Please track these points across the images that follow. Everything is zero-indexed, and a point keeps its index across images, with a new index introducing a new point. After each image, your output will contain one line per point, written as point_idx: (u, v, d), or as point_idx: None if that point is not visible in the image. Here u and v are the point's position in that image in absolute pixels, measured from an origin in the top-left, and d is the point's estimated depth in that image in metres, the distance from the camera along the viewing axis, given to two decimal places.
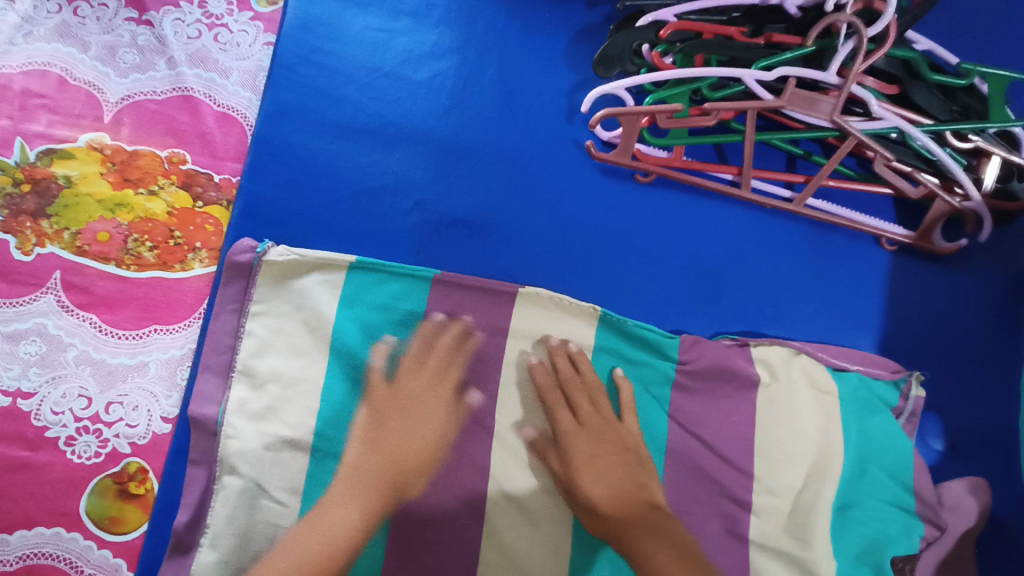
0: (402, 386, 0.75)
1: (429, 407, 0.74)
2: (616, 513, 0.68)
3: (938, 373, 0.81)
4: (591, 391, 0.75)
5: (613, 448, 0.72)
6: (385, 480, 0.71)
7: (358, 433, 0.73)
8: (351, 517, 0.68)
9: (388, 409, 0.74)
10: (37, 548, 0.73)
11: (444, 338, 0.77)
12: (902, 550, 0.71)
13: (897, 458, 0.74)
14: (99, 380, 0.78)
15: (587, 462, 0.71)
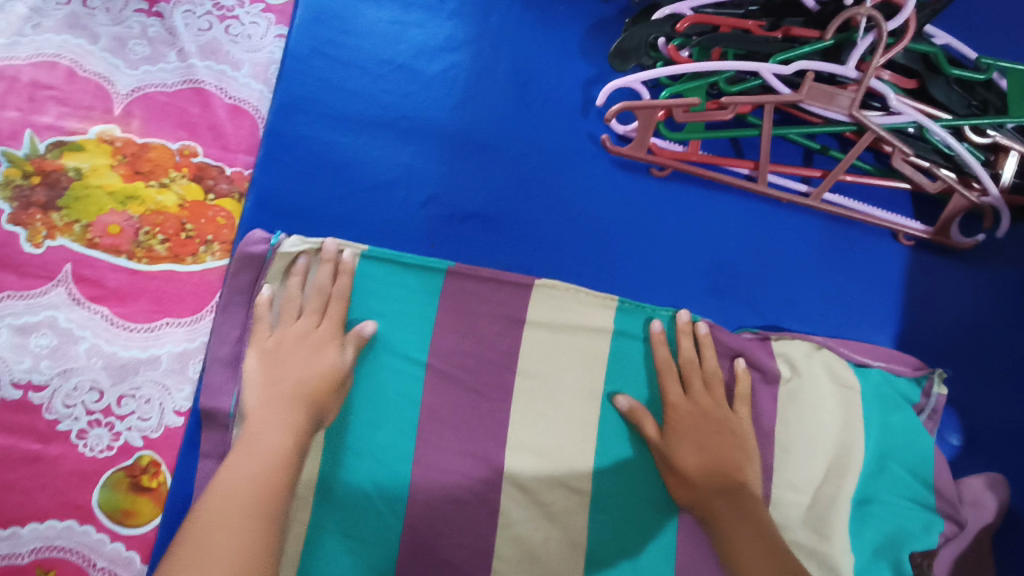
0: (288, 329, 0.73)
1: (326, 351, 0.72)
2: (705, 485, 0.69)
3: (958, 369, 0.80)
4: (709, 377, 0.75)
5: (717, 432, 0.72)
6: (301, 409, 0.69)
7: (261, 371, 0.71)
8: (284, 441, 0.66)
9: (282, 348, 0.72)
10: (48, 541, 0.72)
11: (334, 280, 0.75)
12: (921, 545, 0.72)
13: (917, 454, 0.74)
14: (110, 373, 0.77)
15: (689, 438, 0.72)
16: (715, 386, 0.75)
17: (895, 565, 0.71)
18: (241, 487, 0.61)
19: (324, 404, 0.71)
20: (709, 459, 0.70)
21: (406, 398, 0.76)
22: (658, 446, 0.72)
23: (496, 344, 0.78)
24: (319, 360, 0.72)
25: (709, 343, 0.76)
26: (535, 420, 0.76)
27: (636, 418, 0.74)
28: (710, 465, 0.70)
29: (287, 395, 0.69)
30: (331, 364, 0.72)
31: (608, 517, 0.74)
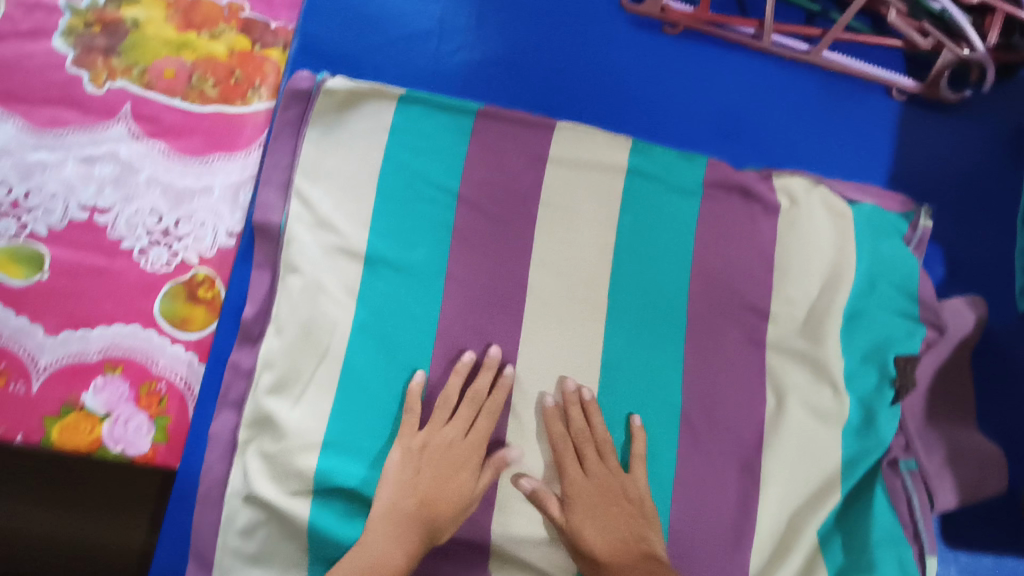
0: (432, 429, 0.76)
1: (463, 472, 0.74)
2: (612, 559, 0.71)
3: (944, 209, 0.88)
4: (600, 441, 0.77)
5: (610, 499, 0.74)
6: (418, 530, 0.72)
7: (398, 477, 0.74)
8: (392, 557, 0.70)
9: (416, 480, 0.74)
10: (116, 342, 0.80)
11: (479, 381, 0.77)
12: (905, 350, 0.80)
13: (904, 273, 0.82)
14: (169, 200, 0.84)
15: (590, 512, 0.74)
16: (609, 453, 0.77)
17: (881, 368, 0.80)
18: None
19: (441, 522, 0.73)
20: (613, 539, 0.72)
21: (438, 222, 0.83)
22: (562, 526, 0.74)
23: (521, 178, 0.84)
24: (462, 476, 0.74)
25: (595, 408, 0.78)
26: (557, 246, 0.83)
27: (540, 500, 0.75)
28: (615, 541, 0.72)
29: (411, 510, 0.73)
30: (461, 476, 0.74)
31: (624, 332, 0.81)
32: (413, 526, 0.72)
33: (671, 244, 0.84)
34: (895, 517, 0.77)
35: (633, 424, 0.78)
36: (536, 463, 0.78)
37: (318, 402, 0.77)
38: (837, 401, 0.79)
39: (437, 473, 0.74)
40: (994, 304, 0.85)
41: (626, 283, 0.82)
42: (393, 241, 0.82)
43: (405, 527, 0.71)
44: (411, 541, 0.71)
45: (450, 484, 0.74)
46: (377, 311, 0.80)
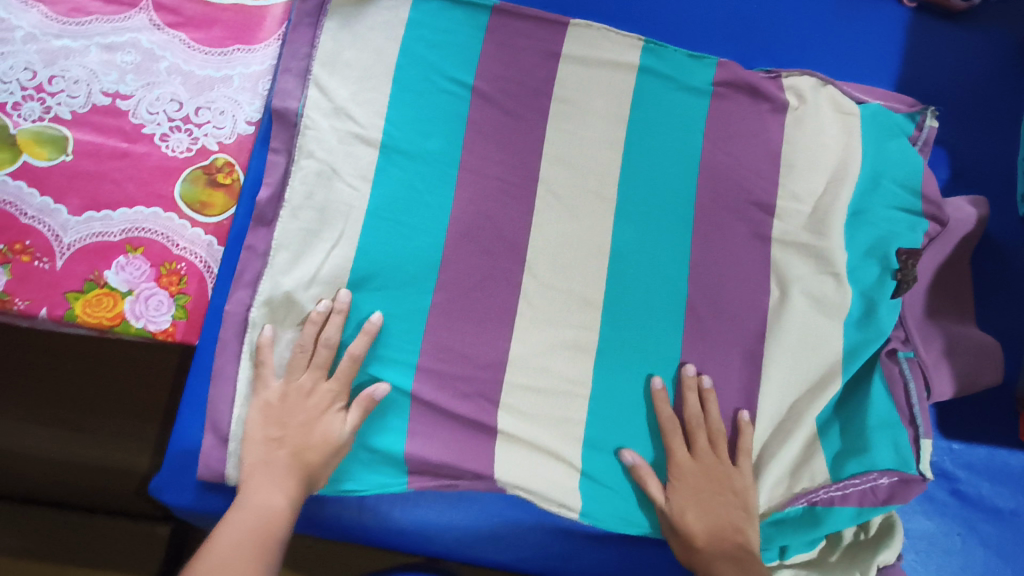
0: (284, 384, 0.74)
1: (325, 418, 0.73)
2: (708, 545, 0.71)
3: (951, 115, 0.89)
4: (713, 432, 0.77)
5: (716, 490, 0.74)
6: (294, 477, 0.70)
7: (266, 429, 0.72)
8: (275, 501, 0.67)
9: (279, 432, 0.72)
10: (137, 223, 0.82)
11: (330, 326, 0.75)
12: (907, 244, 0.81)
13: (908, 170, 0.83)
14: (189, 88, 0.86)
15: (694, 499, 0.74)
16: (719, 444, 0.77)
17: (883, 261, 0.81)
18: (241, 538, 0.63)
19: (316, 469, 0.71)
20: (713, 528, 0.72)
21: (451, 112, 0.84)
22: (664, 509, 0.74)
23: (533, 72, 0.86)
24: (325, 427, 0.73)
25: (712, 397, 0.78)
26: (567, 139, 0.84)
27: (642, 477, 0.76)
28: (714, 529, 0.72)
29: (280, 459, 0.71)
30: (326, 427, 0.73)
31: (632, 222, 0.83)
32: (296, 474, 0.70)
33: (681, 140, 0.85)
34: (890, 400, 0.78)
35: (740, 419, 0.78)
36: (640, 444, 0.79)
37: (332, 280, 0.78)
38: (838, 289, 0.81)
39: (304, 415, 0.72)
40: (996, 207, 0.87)
41: (636, 178, 0.84)
42: (410, 128, 0.83)
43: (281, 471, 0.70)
44: (292, 484, 0.69)
45: (316, 417, 0.73)
46: (389, 196, 0.81)
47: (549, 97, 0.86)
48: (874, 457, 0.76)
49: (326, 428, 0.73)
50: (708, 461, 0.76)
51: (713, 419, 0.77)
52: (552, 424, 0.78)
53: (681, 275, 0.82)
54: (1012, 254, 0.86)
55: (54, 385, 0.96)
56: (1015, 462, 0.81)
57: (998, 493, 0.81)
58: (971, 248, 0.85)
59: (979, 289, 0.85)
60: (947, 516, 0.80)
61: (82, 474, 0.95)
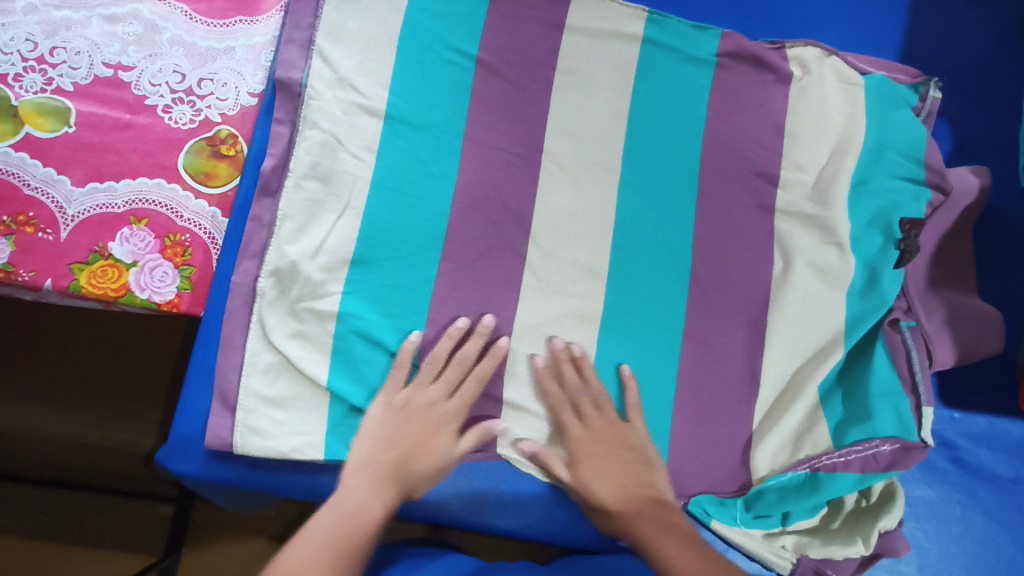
0: (422, 391, 0.75)
1: (438, 436, 0.74)
2: (624, 509, 0.71)
3: (954, 87, 0.89)
4: (597, 397, 0.77)
5: (609, 455, 0.74)
6: (392, 485, 0.70)
7: (380, 431, 0.73)
8: (372, 506, 0.68)
9: (394, 440, 0.73)
10: (141, 194, 0.81)
11: (467, 346, 0.77)
12: (910, 214, 0.82)
13: (911, 141, 0.84)
14: (192, 60, 0.86)
15: (594, 466, 0.74)
16: (606, 407, 0.77)
17: (886, 231, 0.82)
18: (327, 536, 0.64)
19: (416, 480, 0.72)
20: (623, 488, 0.72)
21: (456, 83, 0.84)
22: (570, 483, 0.74)
23: (536, 43, 0.86)
24: (435, 441, 0.74)
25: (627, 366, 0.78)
26: (571, 110, 0.84)
27: (543, 461, 0.75)
28: (625, 490, 0.72)
29: (388, 463, 0.72)
30: (435, 440, 0.74)
31: (637, 193, 0.83)
32: (391, 481, 0.71)
33: (685, 112, 0.85)
34: (893, 369, 0.80)
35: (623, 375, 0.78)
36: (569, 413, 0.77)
37: (337, 250, 0.78)
38: (842, 259, 0.81)
39: (411, 428, 0.73)
40: (998, 178, 0.88)
41: (640, 149, 0.84)
42: (415, 98, 0.83)
43: (381, 478, 0.70)
44: (389, 491, 0.70)
45: (429, 433, 0.74)
46: (395, 167, 0.81)
47: (552, 68, 0.85)
48: (877, 425, 0.77)
49: (441, 445, 0.74)
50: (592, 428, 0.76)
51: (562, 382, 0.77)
52: (558, 394, 0.78)
53: (685, 247, 0.82)
54: (1015, 225, 0.87)
55: (60, 366, 1.04)
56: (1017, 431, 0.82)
57: (998, 461, 0.81)
58: (974, 219, 0.86)
59: (982, 260, 0.86)
60: (948, 485, 0.81)
61: (84, 456, 1.01)
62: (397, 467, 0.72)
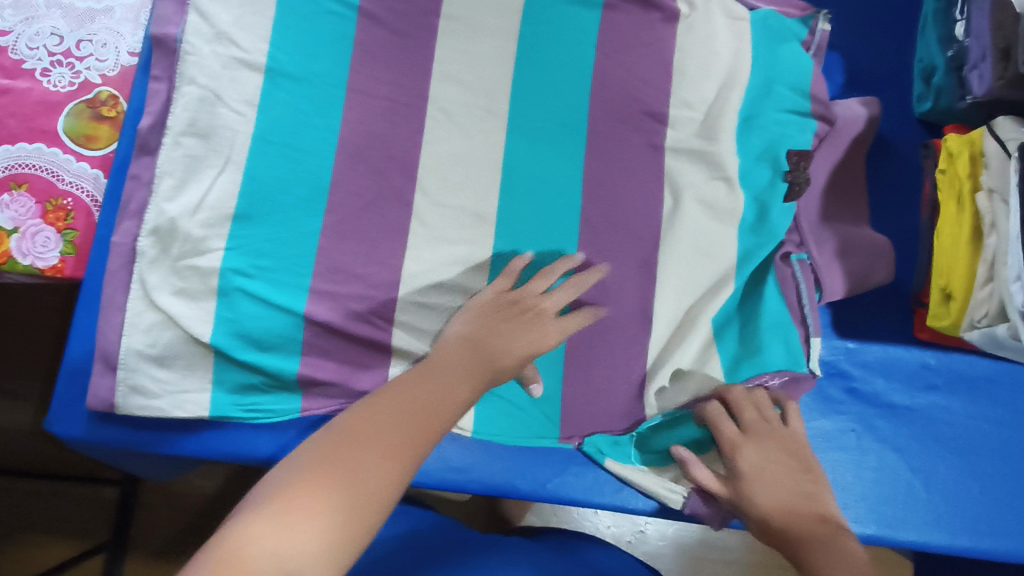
0: (526, 289, 0.74)
1: (535, 338, 0.71)
2: (786, 519, 0.66)
3: (845, 21, 0.89)
4: (760, 405, 0.76)
5: (775, 472, 0.71)
6: (484, 372, 0.66)
7: (466, 321, 0.71)
8: (460, 390, 0.63)
9: (482, 338, 0.68)
10: (20, 159, 0.79)
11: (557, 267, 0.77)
12: (797, 145, 0.82)
13: (800, 72, 0.84)
14: (69, 21, 0.83)
15: (757, 472, 0.71)
16: (764, 410, 0.76)
17: (774, 164, 0.82)
18: (403, 409, 0.58)
19: (500, 369, 0.68)
20: (788, 506, 0.67)
21: (336, 34, 0.83)
22: (727, 490, 0.72)
23: None
24: (546, 332, 0.72)
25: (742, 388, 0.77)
26: (456, 56, 0.83)
27: (688, 463, 0.75)
28: (790, 507, 0.67)
29: (472, 351, 0.67)
30: (546, 331, 0.72)
31: (526, 138, 0.82)
32: (477, 363, 0.66)
33: (574, 54, 0.84)
34: (782, 301, 0.80)
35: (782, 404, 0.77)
36: None
37: (219, 206, 0.77)
38: (730, 195, 0.81)
39: (523, 328, 0.71)
40: (891, 111, 0.88)
41: (528, 93, 0.83)
42: (296, 50, 0.82)
43: (466, 357, 0.66)
44: (475, 378, 0.65)
45: (517, 343, 0.69)
46: (276, 121, 0.80)
47: (435, 15, 0.84)
48: (766, 359, 0.77)
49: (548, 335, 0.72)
50: (764, 437, 0.73)
51: (724, 394, 0.76)
52: None
53: (575, 190, 0.81)
54: (909, 156, 0.87)
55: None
56: (914, 359, 0.83)
57: (895, 389, 0.83)
58: (866, 151, 0.86)
59: (876, 192, 0.87)
60: (841, 414, 0.82)
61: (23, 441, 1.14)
62: (497, 353, 0.68)
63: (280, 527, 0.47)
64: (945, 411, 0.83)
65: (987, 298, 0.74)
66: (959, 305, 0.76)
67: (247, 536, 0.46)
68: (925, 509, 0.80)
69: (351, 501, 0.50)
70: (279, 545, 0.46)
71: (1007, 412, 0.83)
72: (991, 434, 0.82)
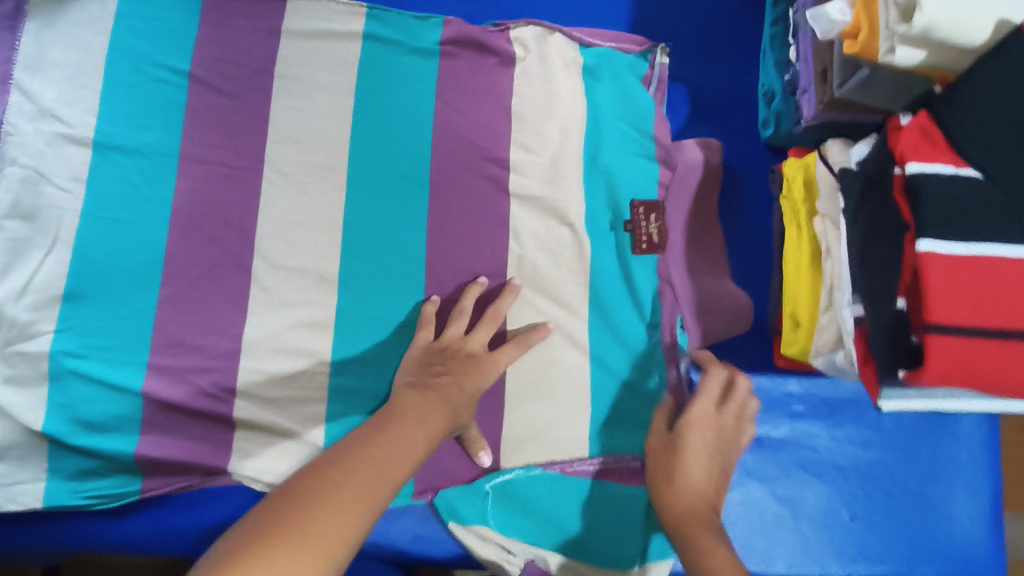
0: (447, 336, 0.74)
1: (477, 373, 0.72)
2: (683, 497, 0.65)
3: (684, 50, 0.90)
4: (730, 412, 0.71)
5: (715, 459, 0.68)
6: (441, 413, 0.66)
7: (409, 368, 0.72)
8: (418, 442, 0.61)
9: (430, 383, 0.69)
10: None
11: (465, 300, 0.76)
12: (644, 199, 0.82)
13: (642, 114, 0.84)
14: None
15: (697, 432, 0.69)
16: (727, 403, 0.72)
17: (616, 211, 0.82)
18: (366, 464, 0.55)
19: (458, 406, 0.68)
20: (695, 497, 0.65)
21: (168, 101, 0.82)
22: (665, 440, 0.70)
23: (251, 50, 0.84)
24: (483, 371, 0.72)
25: (743, 394, 0.73)
26: (291, 114, 0.82)
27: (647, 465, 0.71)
28: (693, 500, 0.64)
29: (433, 388, 0.68)
30: (485, 370, 0.72)
31: (366, 193, 0.81)
32: (435, 412, 0.65)
33: (410, 105, 0.83)
34: (647, 327, 0.80)
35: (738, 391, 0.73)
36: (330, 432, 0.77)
37: (46, 287, 0.75)
38: (574, 238, 0.80)
39: (467, 370, 0.71)
40: (739, 138, 0.89)
41: (367, 149, 0.82)
42: (125, 122, 0.81)
43: (426, 404, 0.66)
44: (437, 425, 0.64)
45: (470, 382, 0.71)
46: (103, 194, 0.78)
47: (269, 75, 0.83)
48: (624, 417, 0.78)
49: (489, 374, 0.72)
50: (709, 427, 0.69)
51: (744, 408, 0.73)
52: (292, 407, 0.77)
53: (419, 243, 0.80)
54: (759, 182, 0.88)
55: None
56: (777, 389, 0.82)
57: (756, 419, 0.82)
58: (718, 185, 0.87)
59: (726, 224, 0.87)
60: None
61: None
62: (450, 395, 0.68)
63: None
64: (810, 438, 0.82)
65: (828, 324, 0.73)
66: (805, 332, 0.76)
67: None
68: (792, 539, 0.79)
69: (310, 561, 0.47)
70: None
71: (875, 433, 0.82)
72: (859, 458, 0.81)
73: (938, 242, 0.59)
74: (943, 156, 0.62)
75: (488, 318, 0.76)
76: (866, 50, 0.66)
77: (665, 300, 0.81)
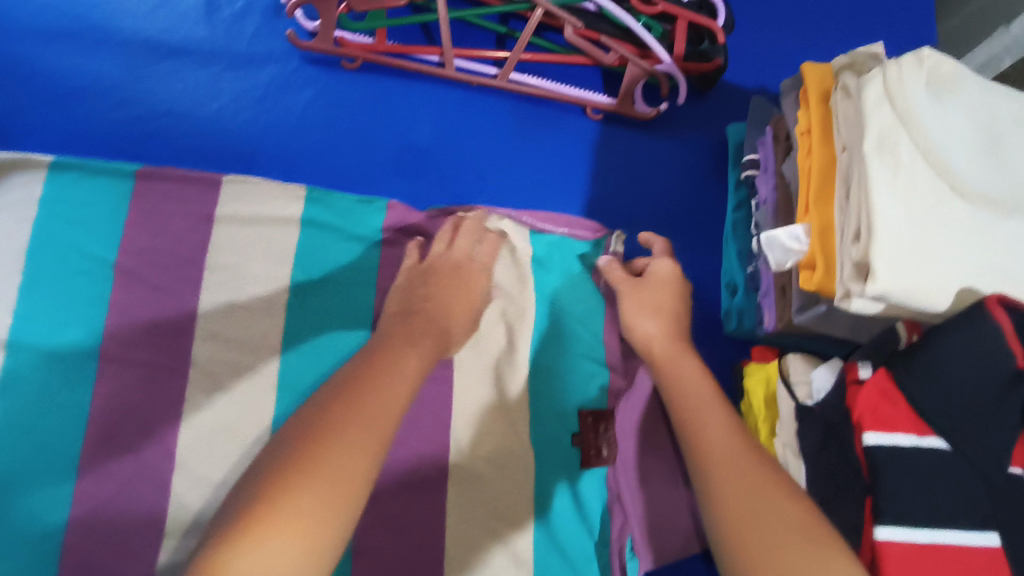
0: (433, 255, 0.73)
1: (461, 289, 0.71)
2: (664, 353, 0.71)
3: (643, 234, 0.87)
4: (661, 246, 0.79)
5: (676, 293, 0.75)
6: (428, 338, 0.63)
7: (394, 290, 0.72)
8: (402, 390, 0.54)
9: (416, 306, 0.67)
10: None
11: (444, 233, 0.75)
12: (591, 405, 0.78)
13: (589, 309, 0.81)
14: None
15: (661, 289, 0.75)
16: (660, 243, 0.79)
17: (563, 419, 0.76)
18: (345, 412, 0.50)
19: (451, 325, 0.68)
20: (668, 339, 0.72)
21: (92, 294, 0.75)
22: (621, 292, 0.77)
23: (187, 238, 0.79)
24: (468, 288, 0.71)
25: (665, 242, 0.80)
26: (226, 309, 0.77)
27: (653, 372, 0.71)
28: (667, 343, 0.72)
29: (422, 307, 0.67)
30: (472, 285, 0.72)
31: (298, 398, 0.76)
32: (427, 337, 0.63)
33: (352, 305, 0.80)
34: (593, 539, 0.74)
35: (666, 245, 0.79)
36: None
37: None
38: (511, 444, 0.73)
39: (455, 293, 0.70)
40: (697, 325, 0.84)
41: (306, 344, 0.78)
42: (46, 316, 0.73)
43: (418, 331, 0.63)
44: (432, 349, 0.62)
45: (457, 294, 0.70)
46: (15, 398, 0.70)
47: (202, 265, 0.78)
48: None
49: (471, 296, 0.72)
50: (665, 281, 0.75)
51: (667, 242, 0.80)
52: None
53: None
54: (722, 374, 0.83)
55: None
56: None
57: None
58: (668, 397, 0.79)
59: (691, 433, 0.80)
60: None
61: None
62: (436, 318, 0.66)
63: (261, 535, 0.41)
64: None
65: None
66: None
67: (228, 561, 0.40)
68: None
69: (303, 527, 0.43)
70: (269, 558, 0.41)
71: None
72: None
73: (896, 530, 0.54)
74: (904, 424, 0.58)
75: (465, 229, 0.76)
76: (823, 288, 0.61)
77: (615, 515, 0.75)
